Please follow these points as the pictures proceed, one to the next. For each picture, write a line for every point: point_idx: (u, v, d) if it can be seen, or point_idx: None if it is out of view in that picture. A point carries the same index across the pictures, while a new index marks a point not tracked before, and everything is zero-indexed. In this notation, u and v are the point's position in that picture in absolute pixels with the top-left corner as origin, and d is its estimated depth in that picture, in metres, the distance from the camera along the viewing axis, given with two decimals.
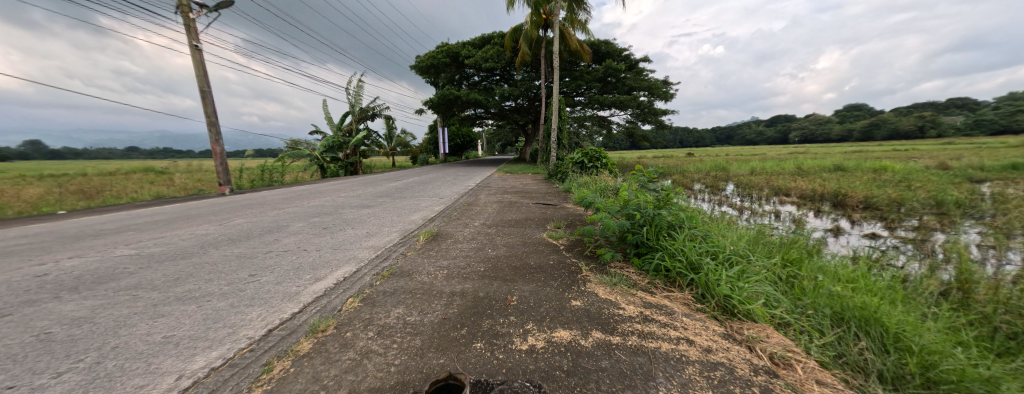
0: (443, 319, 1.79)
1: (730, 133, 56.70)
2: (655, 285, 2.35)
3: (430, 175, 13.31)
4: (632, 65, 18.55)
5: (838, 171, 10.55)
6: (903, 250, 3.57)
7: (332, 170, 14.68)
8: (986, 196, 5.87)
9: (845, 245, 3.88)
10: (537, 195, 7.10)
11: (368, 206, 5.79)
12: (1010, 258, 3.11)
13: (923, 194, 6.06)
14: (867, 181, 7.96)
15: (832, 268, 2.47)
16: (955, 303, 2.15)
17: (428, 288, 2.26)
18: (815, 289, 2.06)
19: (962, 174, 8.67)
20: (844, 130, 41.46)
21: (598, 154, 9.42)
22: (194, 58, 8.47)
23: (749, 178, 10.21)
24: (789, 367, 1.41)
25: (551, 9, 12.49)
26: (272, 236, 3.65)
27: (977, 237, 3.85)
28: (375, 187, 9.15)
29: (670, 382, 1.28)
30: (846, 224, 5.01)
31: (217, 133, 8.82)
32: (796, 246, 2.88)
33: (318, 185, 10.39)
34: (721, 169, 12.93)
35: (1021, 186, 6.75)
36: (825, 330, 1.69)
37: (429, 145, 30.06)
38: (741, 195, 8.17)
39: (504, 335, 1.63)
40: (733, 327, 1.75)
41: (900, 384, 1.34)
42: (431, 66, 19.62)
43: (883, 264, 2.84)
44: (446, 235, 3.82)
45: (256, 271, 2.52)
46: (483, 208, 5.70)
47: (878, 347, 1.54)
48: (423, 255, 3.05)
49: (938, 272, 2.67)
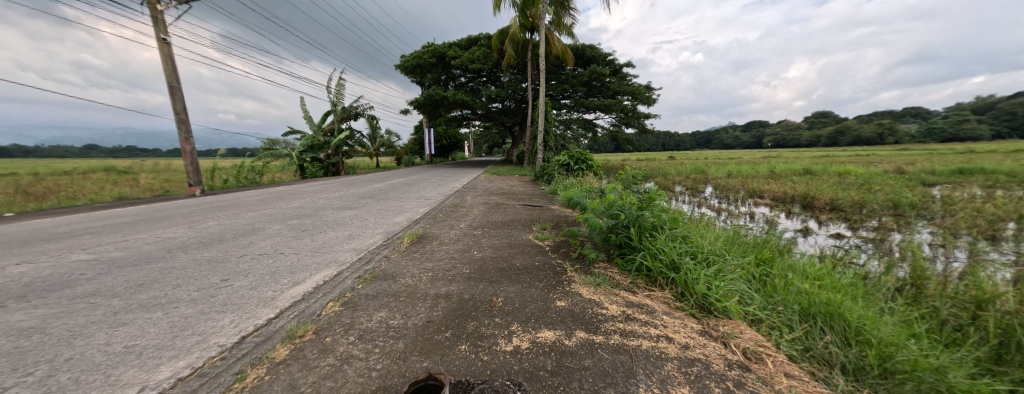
0: (427, 322, 1.78)
1: (709, 138, 59.02)
2: (637, 285, 2.41)
3: (415, 177, 13.08)
4: (616, 70, 18.97)
5: (806, 174, 11.18)
6: (865, 248, 3.83)
7: (313, 171, 14.25)
8: (937, 198, 6.38)
9: (812, 244, 4.14)
10: (523, 196, 7.16)
11: (352, 208, 5.65)
12: (958, 257, 3.36)
13: (882, 196, 6.54)
14: (833, 184, 8.44)
15: (801, 266, 2.60)
16: (908, 298, 2.31)
17: (413, 291, 2.23)
18: (785, 286, 2.16)
19: (917, 178, 9.38)
20: (814, 136, 43.90)
21: (584, 157, 9.55)
22: (162, 51, 8.03)
23: (726, 180, 10.62)
24: (760, 361, 1.48)
25: (537, 13, 12.61)
26: (247, 239, 3.50)
27: (928, 236, 4.17)
28: (358, 188, 8.92)
29: (650, 379, 1.32)
30: (814, 224, 5.33)
31: (188, 131, 8.37)
32: (768, 246, 3.03)
33: (297, 187, 10.05)
34: (700, 172, 13.42)
35: (967, 189, 7.34)
36: (794, 325, 1.78)
37: (415, 146, 29.79)
38: (719, 197, 8.54)
39: (489, 336, 1.64)
40: (709, 323, 1.82)
41: (861, 375, 1.43)
42: (417, 66, 19.45)
43: (846, 262, 3.03)
44: (430, 238, 3.76)
45: (229, 275, 2.41)
46: (470, 209, 5.70)
47: (841, 340, 1.64)
48: (407, 257, 3.01)
49: (894, 269, 2.87)
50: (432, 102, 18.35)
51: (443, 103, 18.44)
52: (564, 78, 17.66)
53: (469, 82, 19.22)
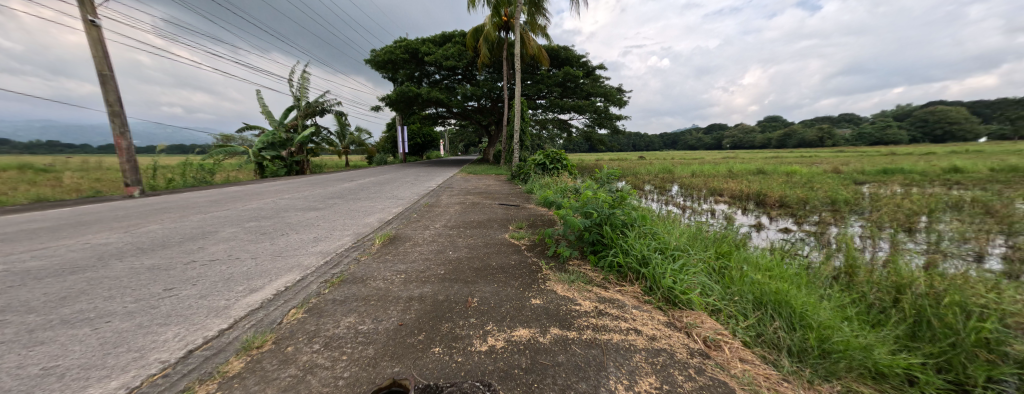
0: (399, 325, 1.73)
1: (675, 139, 62.31)
2: (609, 281, 2.49)
3: (387, 176, 12.63)
4: (590, 72, 19.46)
5: (759, 174, 12.15)
6: (808, 241, 4.23)
7: (274, 170, 13.31)
8: (866, 195, 7.19)
9: (764, 238, 4.51)
10: (499, 196, 7.15)
11: (317, 209, 5.35)
12: (882, 247, 3.82)
13: (822, 193, 7.25)
14: (782, 182, 9.23)
15: (755, 258, 2.82)
16: (842, 284, 2.58)
17: (384, 294, 2.15)
18: (741, 277, 2.32)
19: (851, 177, 10.50)
20: (766, 139, 47.71)
21: (559, 156, 9.71)
22: (91, 34, 7.14)
23: (690, 179, 11.27)
24: (718, 348, 1.59)
25: (511, 13, 12.63)
26: (196, 244, 3.21)
27: (858, 229, 4.69)
28: (325, 187, 8.48)
29: (620, 371, 1.37)
30: (766, 220, 5.80)
31: (124, 125, 7.51)
32: (727, 240, 3.25)
33: (257, 186, 9.36)
34: (668, 172, 14.12)
35: (890, 187, 8.32)
36: (748, 313, 1.93)
37: (387, 144, 28.81)
38: (684, 195, 9.04)
39: (463, 337, 1.62)
40: (674, 315, 1.92)
41: (804, 356, 1.58)
42: (389, 62, 18.81)
43: (793, 253, 3.33)
44: (403, 239, 3.65)
45: (174, 284, 2.19)
46: (445, 209, 5.60)
47: (788, 325, 1.80)
48: (379, 259, 2.90)
49: (831, 259, 3.21)
50: (405, 99, 17.83)
51: (417, 100, 17.99)
52: (539, 78, 17.85)
53: (444, 80, 18.88)
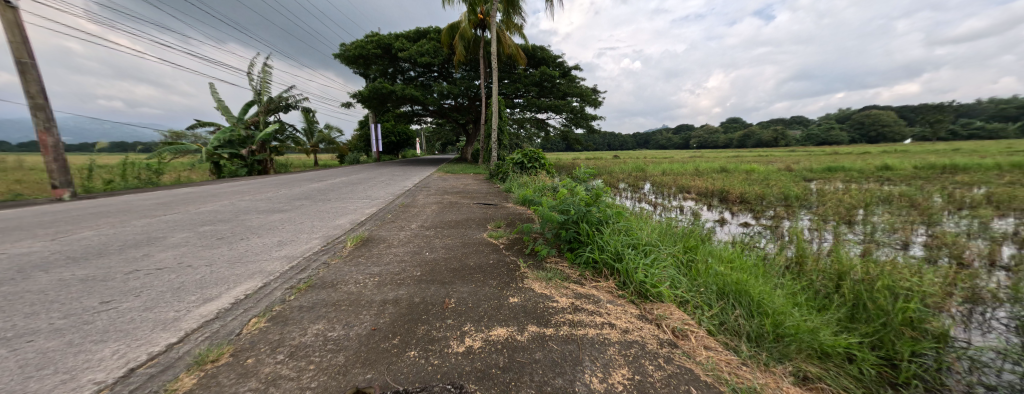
0: (372, 330, 1.66)
1: (647, 139, 64.92)
2: (585, 277, 2.55)
3: (360, 175, 12.15)
4: (566, 72, 19.77)
5: (723, 172, 12.92)
6: (764, 234, 4.58)
7: (233, 169, 12.40)
8: (814, 191, 7.87)
9: (726, 232, 4.82)
10: (477, 195, 7.09)
11: (283, 211, 5.04)
12: (826, 238, 4.21)
13: (777, 190, 7.86)
14: (743, 180, 9.89)
15: (719, 251, 2.99)
16: (794, 273, 2.82)
17: (356, 298, 2.07)
18: (707, 269, 2.46)
19: (801, 174, 11.45)
20: (729, 139, 50.82)
21: (537, 155, 9.79)
22: (6, 17, 6.28)
23: (661, 177, 11.78)
24: (685, 337, 1.68)
25: (487, 11, 12.55)
26: (139, 252, 2.91)
27: (807, 222, 5.14)
28: (291, 188, 8.01)
29: (595, 364, 1.41)
30: (729, 215, 6.20)
31: (50, 119, 6.67)
32: (694, 235, 3.43)
33: (213, 187, 8.68)
34: (640, 170, 14.67)
35: (834, 183, 9.16)
36: (712, 303, 2.05)
37: (360, 142, 27.72)
38: (655, 192, 9.44)
39: (440, 339, 1.59)
40: (646, 307, 2.00)
41: (761, 340, 1.71)
42: (360, 57, 18.09)
43: (752, 246, 3.58)
44: (377, 240, 3.53)
45: (113, 297, 1.98)
46: (421, 209, 5.47)
47: (747, 313, 1.93)
48: (351, 263, 2.78)
49: (785, 250, 3.48)
50: (378, 96, 17.24)
51: (390, 97, 17.43)
52: (516, 77, 17.91)
53: (419, 77, 18.43)
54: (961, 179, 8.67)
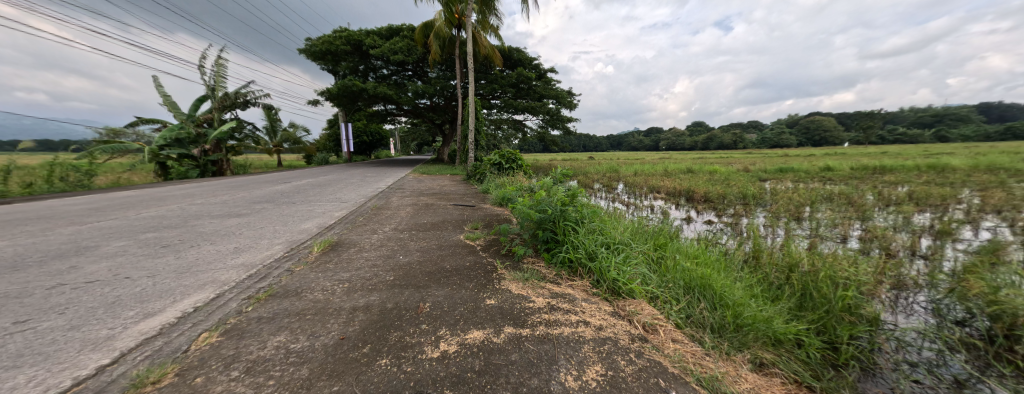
0: (341, 339, 1.58)
1: (619, 141, 67.27)
2: (561, 276, 2.59)
3: (329, 176, 11.58)
4: (541, 74, 20.02)
5: (689, 173, 13.67)
6: (726, 230, 4.89)
7: (182, 170, 11.37)
8: (768, 190, 8.53)
9: (692, 229, 5.10)
10: (454, 196, 6.99)
11: (241, 215, 4.69)
12: (779, 233, 4.58)
13: (737, 189, 8.42)
14: (706, 180, 10.51)
15: (685, 248, 3.15)
16: (751, 266, 3.03)
17: (323, 307, 1.96)
18: (675, 265, 2.57)
19: (757, 175, 12.38)
20: (694, 141, 53.85)
21: (514, 156, 9.82)
22: None
23: (633, 178, 12.25)
24: (655, 332, 1.75)
25: (463, 10, 12.43)
26: (65, 264, 2.58)
27: (763, 219, 5.55)
28: (251, 191, 7.47)
29: (570, 362, 1.43)
30: (694, 213, 6.56)
31: None
32: (663, 233, 3.59)
33: (159, 190, 7.90)
34: (614, 171, 15.17)
35: (785, 183, 9.98)
36: (680, 298, 2.15)
37: (328, 142, 26.42)
38: (628, 192, 9.80)
39: (414, 345, 1.55)
40: (619, 305, 2.06)
41: (723, 331, 1.82)
42: (328, 52, 17.27)
43: (715, 242, 3.80)
44: (347, 244, 3.37)
45: (31, 315, 1.74)
46: (396, 211, 5.30)
47: (711, 305, 2.05)
48: (317, 269, 2.63)
49: (744, 245, 3.73)
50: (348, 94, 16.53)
51: (361, 96, 16.78)
52: (493, 78, 17.88)
53: (392, 75, 17.89)
54: (888, 178, 9.78)
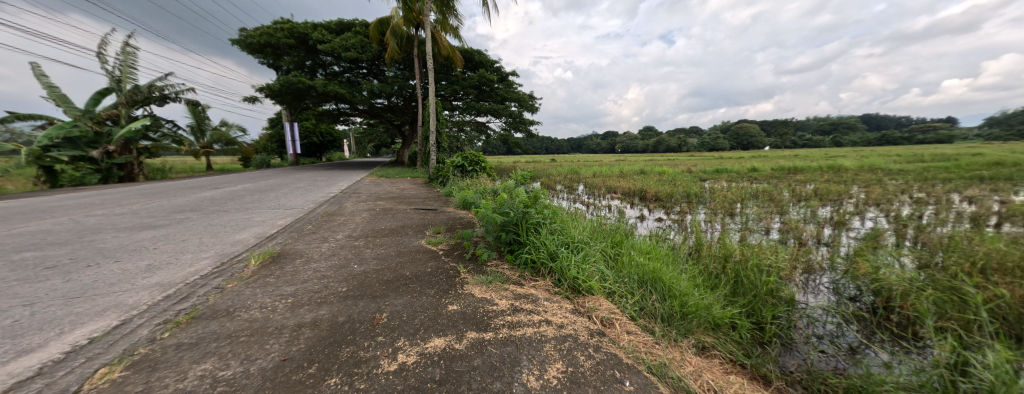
0: (283, 360, 1.43)
1: (578, 144, 70.16)
2: (524, 277, 2.61)
3: (271, 181, 10.51)
4: (503, 77, 20.15)
5: (642, 174, 14.67)
6: (673, 226, 5.33)
7: (78, 175, 9.55)
8: (708, 188, 9.46)
9: (645, 226, 5.49)
10: (415, 200, 6.74)
11: (159, 227, 4.06)
12: (717, 227, 5.10)
13: (682, 188, 9.23)
14: (656, 180, 11.37)
15: (639, 244, 3.36)
16: (694, 258, 3.32)
17: (261, 326, 1.75)
18: (630, 261, 2.73)
19: (699, 175, 13.69)
20: (645, 144, 57.94)
21: (477, 159, 9.74)
22: None
23: (592, 179, 12.84)
24: (612, 325, 1.83)
25: (421, 9, 12.07)
26: None
27: (704, 215, 6.15)
28: (172, 198, 6.50)
29: (532, 362, 1.44)
30: (646, 211, 7.07)
31: None
32: (619, 231, 3.79)
33: (45, 199, 6.54)
34: (574, 173, 15.75)
35: (721, 182, 11.16)
36: (634, 291, 2.29)
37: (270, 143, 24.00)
38: (587, 193, 10.25)
39: (368, 360, 1.45)
40: (579, 302, 2.13)
41: (671, 320, 1.97)
42: (268, 45, 15.71)
43: (664, 237, 4.11)
44: (293, 255, 3.07)
45: None
46: (350, 217, 4.96)
47: (662, 296, 2.20)
48: (255, 284, 2.36)
49: (689, 239, 4.09)
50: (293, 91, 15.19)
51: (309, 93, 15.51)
52: (454, 79, 17.61)
53: (344, 72, 16.79)
54: (800, 178, 11.41)
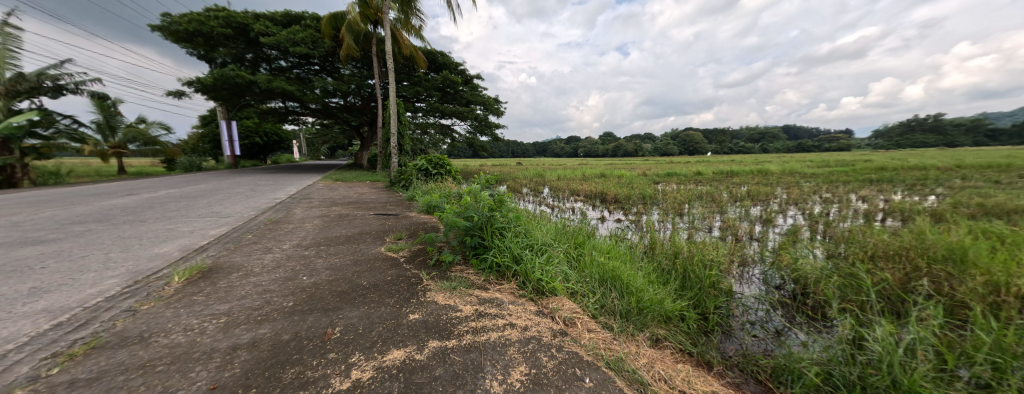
0: (212, 389, 1.26)
1: (542, 148, 71.83)
2: (489, 281, 2.59)
3: (203, 186, 9.32)
4: (468, 80, 19.99)
5: (602, 177, 15.40)
6: (631, 226, 5.66)
7: None
8: (660, 190, 10.21)
9: (605, 226, 5.76)
10: (375, 205, 6.39)
11: (50, 241, 3.38)
12: (669, 226, 5.51)
13: (638, 191, 9.85)
14: (615, 183, 12.00)
15: (599, 244, 3.50)
16: (649, 256, 3.53)
17: (184, 352, 1.53)
18: (591, 261, 2.83)
19: (653, 178, 14.74)
20: (604, 149, 61.00)
21: (442, 162, 9.52)
22: None
23: (556, 182, 13.20)
24: (574, 325, 1.88)
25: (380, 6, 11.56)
26: None
27: (658, 215, 6.61)
28: (70, 207, 5.48)
29: (496, 367, 1.42)
30: (606, 212, 7.45)
31: None
32: (581, 232, 3.91)
33: None
34: (539, 176, 16.05)
35: (672, 184, 12.12)
36: (595, 290, 2.37)
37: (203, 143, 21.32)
38: (552, 196, 10.51)
39: (317, 379, 1.33)
40: (543, 303, 2.16)
41: (629, 315, 2.07)
42: (200, 33, 14.01)
43: (622, 237, 4.34)
44: (228, 269, 2.73)
45: None
46: (300, 225, 4.57)
47: (620, 293, 2.31)
48: (179, 304, 2.06)
49: (644, 238, 4.35)
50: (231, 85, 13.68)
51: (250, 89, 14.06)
52: (416, 80, 17.10)
53: (292, 68, 15.49)
54: (737, 180, 12.78)
